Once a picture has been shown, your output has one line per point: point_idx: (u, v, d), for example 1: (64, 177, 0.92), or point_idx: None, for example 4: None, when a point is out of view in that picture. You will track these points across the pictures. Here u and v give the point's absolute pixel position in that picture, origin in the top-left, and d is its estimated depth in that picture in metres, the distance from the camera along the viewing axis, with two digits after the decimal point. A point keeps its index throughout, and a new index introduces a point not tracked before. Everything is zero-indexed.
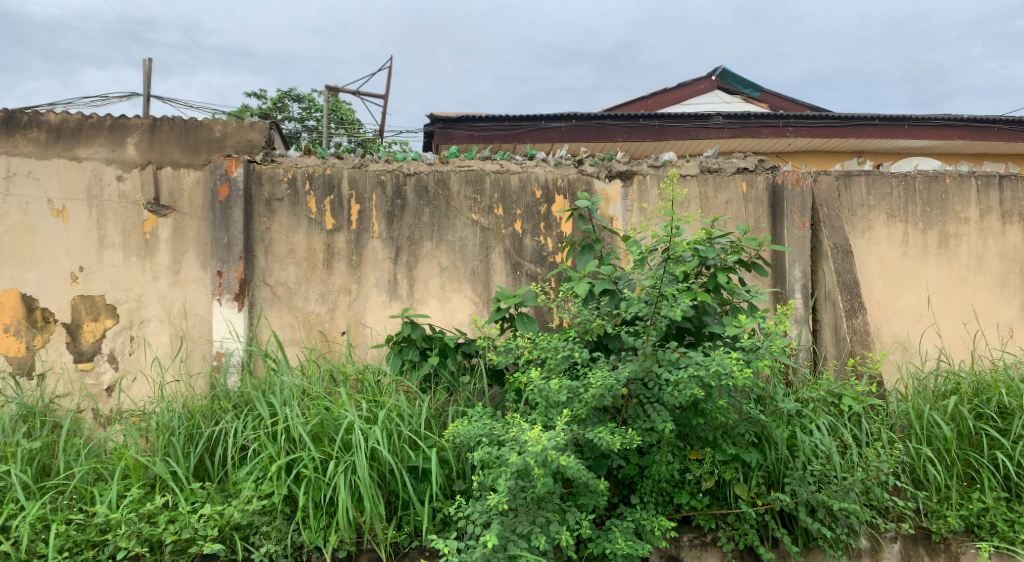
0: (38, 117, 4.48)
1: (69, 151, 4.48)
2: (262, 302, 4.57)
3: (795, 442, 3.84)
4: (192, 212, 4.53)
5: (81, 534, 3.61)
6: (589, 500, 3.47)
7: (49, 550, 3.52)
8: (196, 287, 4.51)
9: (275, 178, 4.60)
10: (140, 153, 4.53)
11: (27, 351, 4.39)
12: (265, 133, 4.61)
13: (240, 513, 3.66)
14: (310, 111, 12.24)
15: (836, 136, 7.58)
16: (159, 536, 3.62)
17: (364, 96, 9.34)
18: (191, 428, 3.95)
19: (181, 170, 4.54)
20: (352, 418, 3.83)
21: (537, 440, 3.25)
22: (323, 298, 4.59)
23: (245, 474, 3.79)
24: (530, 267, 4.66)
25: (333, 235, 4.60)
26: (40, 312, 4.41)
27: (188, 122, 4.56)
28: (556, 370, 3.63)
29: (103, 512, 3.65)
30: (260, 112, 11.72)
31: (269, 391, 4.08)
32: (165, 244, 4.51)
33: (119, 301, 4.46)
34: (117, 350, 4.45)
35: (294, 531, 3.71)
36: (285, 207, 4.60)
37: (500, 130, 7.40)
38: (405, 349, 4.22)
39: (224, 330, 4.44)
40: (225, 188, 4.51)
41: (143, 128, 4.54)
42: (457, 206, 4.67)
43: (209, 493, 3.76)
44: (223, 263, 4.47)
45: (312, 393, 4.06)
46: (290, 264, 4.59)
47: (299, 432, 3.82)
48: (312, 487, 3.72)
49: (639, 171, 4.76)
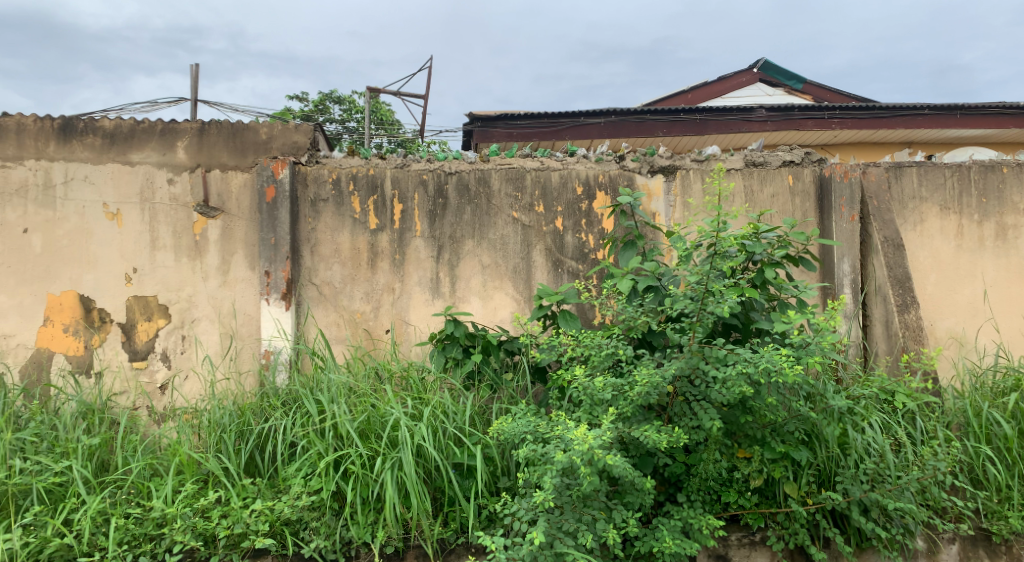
0: (94, 123, 4.58)
1: (123, 156, 4.59)
2: (308, 301, 4.64)
3: (846, 440, 3.77)
4: (241, 213, 4.62)
5: (139, 527, 3.69)
6: (635, 499, 3.44)
7: (109, 543, 3.61)
8: (245, 287, 4.60)
9: (321, 179, 4.67)
10: (190, 156, 4.62)
11: (85, 350, 4.51)
12: (310, 135, 4.68)
13: (290, 509, 3.72)
14: (351, 113, 12.37)
15: (884, 127, 7.44)
16: (212, 531, 3.69)
17: (405, 97, 9.41)
18: (241, 426, 4.05)
19: (229, 172, 4.63)
20: (398, 415, 3.88)
21: (583, 439, 3.25)
22: (368, 296, 4.65)
23: (295, 470, 3.87)
24: (572, 264, 4.66)
25: (376, 234, 4.66)
26: (96, 313, 4.53)
27: (236, 124, 4.65)
28: (600, 367, 3.63)
29: (159, 506, 3.72)
30: (302, 115, 11.88)
31: (317, 388, 4.14)
32: (214, 245, 4.60)
33: (171, 301, 4.57)
34: (169, 349, 4.55)
35: (342, 526, 3.77)
36: (330, 207, 4.66)
37: (539, 128, 7.42)
38: (448, 346, 4.25)
39: (273, 329, 4.51)
40: (272, 189, 4.58)
41: (192, 131, 4.62)
42: (498, 204, 4.69)
43: (260, 489, 3.84)
44: (271, 263, 4.55)
45: (359, 391, 4.12)
46: (336, 264, 4.65)
47: (346, 429, 3.89)
48: (360, 483, 3.77)
49: (683, 166, 4.73)
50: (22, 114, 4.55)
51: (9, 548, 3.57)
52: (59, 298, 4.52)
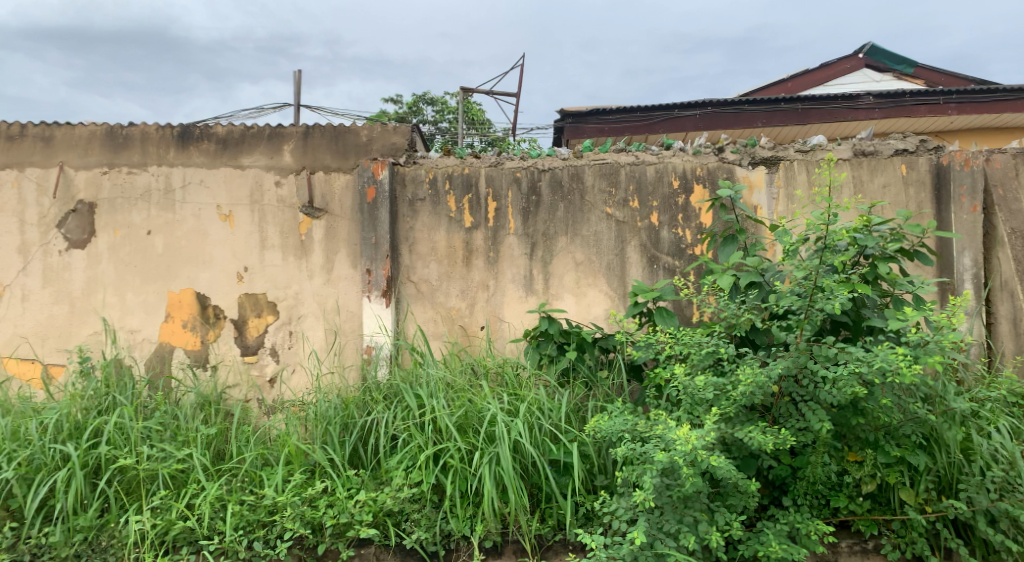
0: (209, 129, 4.81)
1: (234, 160, 4.80)
2: (407, 298, 4.75)
3: (969, 445, 3.59)
4: (343, 213, 4.76)
5: (252, 514, 3.86)
6: (738, 501, 3.39)
7: (227, 527, 3.78)
8: (347, 284, 4.74)
9: (418, 179, 4.76)
10: (296, 159, 4.80)
11: (201, 345, 4.74)
12: (408, 136, 4.78)
13: (392, 500, 3.81)
14: (443, 114, 12.56)
15: (1006, 111, 7.05)
16: (320, 520, 3.83)
17: (497, 96, 9.49)
18: (345, 418, 4.17)
19: (332, 174, 4.78)
20: (495, 411, 3.94)
21: (686, 440, 3.21)
22: (463, 293, 4.72)
23: (396, 463, 3.96)
24: (668, 260, 4.60)
25: (471, 232, 4.72)
26: (212, 309, 4.76)
27: (338, 127, 4.80)
28: (699, 366, 3.57)
29: (271, 494, 3.88)
30: (397, 117, 12.13)
31: (416, 383, 4.24)
32: (319, 244, 4.76)
33: (279, 298, 4.75)
34: (278, 344, 4.74)
35: (441, 519, 3.84)
36: (427, 207, 4.75)
37: (631, 121, 7.37)
38: (542, 343, 4.27)
39: (375, 325, 4.64)
40: (373, 190, 4.71)
41: (298, 135, 4.80)
42: (592, 200, 4.67)
43: (363, 480, 3.96)
44: (372, 262, 4.68)
45: (456, 386, 4.18)
46: (432, 262, 4.74)
47: (445, 423, 3.96)
48: (459, 477, 3.84)
49: (786, 157, 4.59)
50: (145, 123, 4.81)
51: (140, 529, 3.80)
52: (178, 295, 4.76)
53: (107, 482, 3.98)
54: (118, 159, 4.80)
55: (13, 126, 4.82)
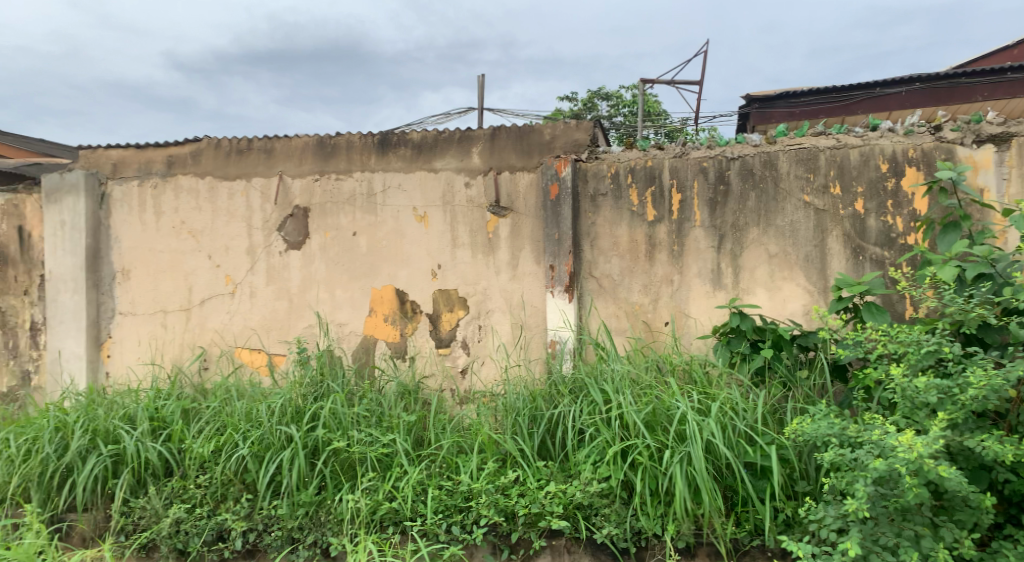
0: (406, 136, 4.97)
1: (428, 164, 4.94)
2: (589, 294, 4.70)
3: None
4: (527, 211, 4.79)
5: (450, 499, 3.97)
6: (968, 517, 3.07)
7: (428, 510, 3.91)
8: (532, 280, 4.77)
9: (600, 174, 4.69)
10: (483, 160, 4.88)
11: (400, 337, 4.95)
12: (590, 132, 4.72)
13: (582, 493, 3.78)
14: (618, 107, 12.41)
15: None
16: (513, 508, 3.86)
17: (679, 85, 9.25)
18: (534, 410, 4.21)
19: (517, 173, 4.82)
20: (686, 409, 3.79)
21: (910, 447, 2.95)
22: (646, 288, 4.61)
23: (585, 456, 3.93)
24: (876, 250, 4.26)
25: (654, 226, 4.59)
26: (410, 304, 4.95)
27: (523, 127, 4.82)
28: (918, 367, 3.24)
29: (467, 481, 3.98)
30: (572, 113, 12.14)
31: (602, 378, 4.17)
32: (505, 242, 4.82)
33: (469, 294, 4.87)
34: (468, 337, 4.86)
35: (632, 516, 3.76)
36: (609, 202, 4.67)
37: (826, 102, 6.92)
38: (734, 341, 4.07)
39: (559, 320, 4.64)
40: (556, 187, 4.69)
41: (485, 137, 4.87)
42: (786, 187, 4.40)
43: (553, 472, 3.96)
44: (555, 258, 4.67)
45: (642, 383, 4.09)
46: (614, 257, 4.66)
47: (633, 419, 3.87)
48: (648, 475, 3.74)
49: (1020, 133, 4.10)
50: (351, 133, 5.04)
51: (356, 508, 4.00)
52: (380, 291, 4.98)
53: (324, 462, 4.25)
54: (328, 167, 5.06)
55: (240, 140, 5.16)
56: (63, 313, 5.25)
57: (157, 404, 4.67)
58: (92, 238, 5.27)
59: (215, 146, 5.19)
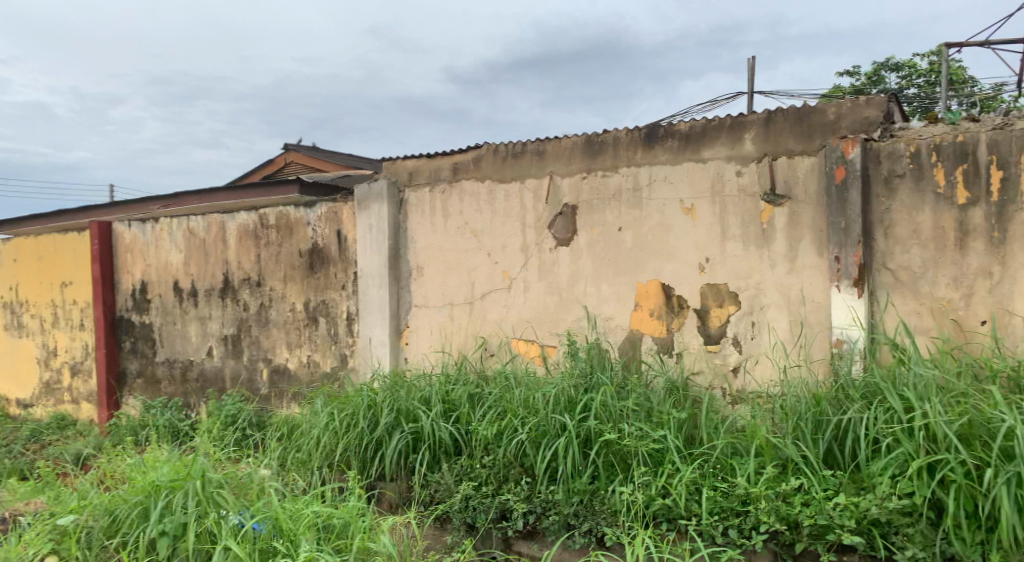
0: (673, 127, 4.81)
1: (696, 154, 4.74)
2: (884, 288, 4.25)
3: None
4: (807, 199, 4.43)
5: (726, 501, 3.79)
6: None
7: (703, 511, 3.77)
8: (813, 273, 4.42)
9: (896, 154, 4.22)
10: (757, 147, 4.58)
11: (667, 333, 4.83)
12: (884, 108, 4.27)
13: (879, 509, 3.47)
14: (911, 78, 11.23)
15: None
16: (796, 518, 3.61)
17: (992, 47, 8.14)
18: (817, 415, 3.93)
19: (795, 158, 4.47)
20: (1013, 422, 3.39)
21: None
22: (956, 281, 4.10)
23: (881, 468, 3.61)
24: None
25: (966, 210, 4.06)
26: (676, 299, 4.80)
27: (804, 108, 4.46)
28: None
29: (744, 484, 3.77)
30: (857, 89, 11.19)
31: (900, 382, 3.81)
32: (781, 233, 4.50)
33: (740, 288, 4.62)
34: (740, 334, 4.63)
35: (942, 539, 3.43)
36: (907, 183, 4.19)
37: None
38: None
39: (846, 317, 4.25)
40: (842, 170, 4.28)
41: (759, 123, 4.57)
42: None
43: (841, 483, 3.66)
44: (841, 248, 4.27)
45: (952, 389, 3.69)
46: (914, 247, 4.18)
47: (943, 431, 3.49)
48: (964, 496, 3.39)
49: None
50: (618, 129, 4.98)
51: (635, 501, 3.98)
52: (646, 286, 4.89)
53: (597, 453, 4.28)
54: (595, 164, 5.05)
55: (516, 144, 5.33)
56: (371, 305, 5.82)
57: (448, 387, 5.03)
58: (393, 238, 5.76)
59: (495, 151, 5.40)
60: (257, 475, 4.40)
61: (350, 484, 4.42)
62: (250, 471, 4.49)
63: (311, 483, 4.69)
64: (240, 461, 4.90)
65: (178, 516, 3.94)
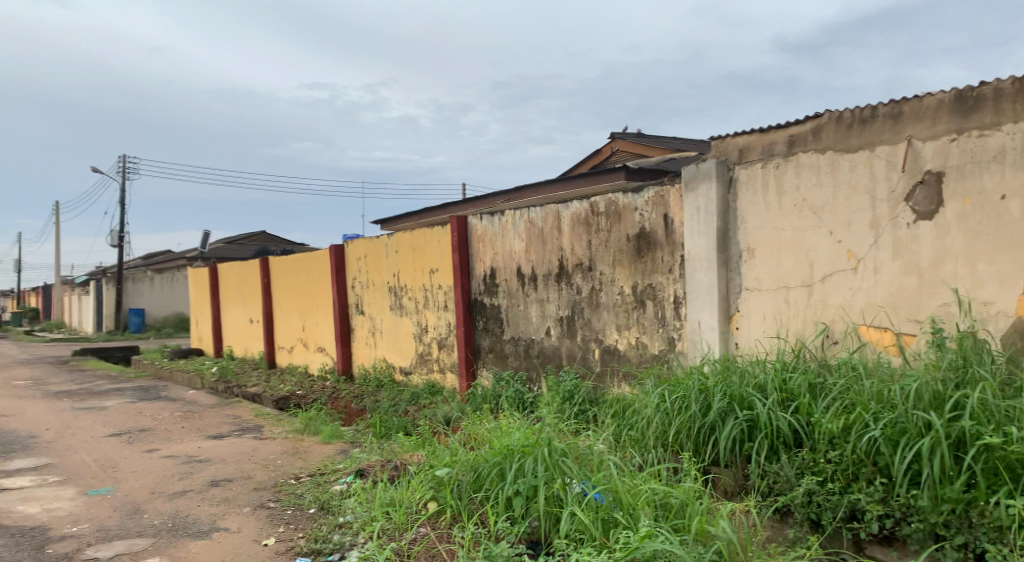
0: None
1: None
2: None
3: None
4: None
5: None
6: None
7: None
8: None
9: None
10: None
11: None
12: None
13: None
14: None
15: None
16: None
17: None
18: None
19: None
20: None
21: None
22: None
23: None
24: None
25: None
26: None
27: None
28: None
29: None
30: None
31: None
32: None
33: None
34: None
35: None
36: None
37: None
38: None
39: None
40: None
41: None
42: None
43: None
44: None
45: None
46: None
47: None
48: None
49: None
50: (1000, 79, 4.25)
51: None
52: None
53: (973, 457, 3.71)
54: (968, 123, 4.35)
55: (864, 108, 4.77)
56: (699, 289, 5.62)
57: (785, 375, 4.67)
58: (721, 219, 5.50)
59: (838, 120, 4.90)
60: (596, 447, 4.58)
61: (685, 465, 4.43)
62: (588, 442, 4.72)
63: (647, 461, 4.66)
64: (580, 434, 5.09)
65: (530, 479, 4.37)
